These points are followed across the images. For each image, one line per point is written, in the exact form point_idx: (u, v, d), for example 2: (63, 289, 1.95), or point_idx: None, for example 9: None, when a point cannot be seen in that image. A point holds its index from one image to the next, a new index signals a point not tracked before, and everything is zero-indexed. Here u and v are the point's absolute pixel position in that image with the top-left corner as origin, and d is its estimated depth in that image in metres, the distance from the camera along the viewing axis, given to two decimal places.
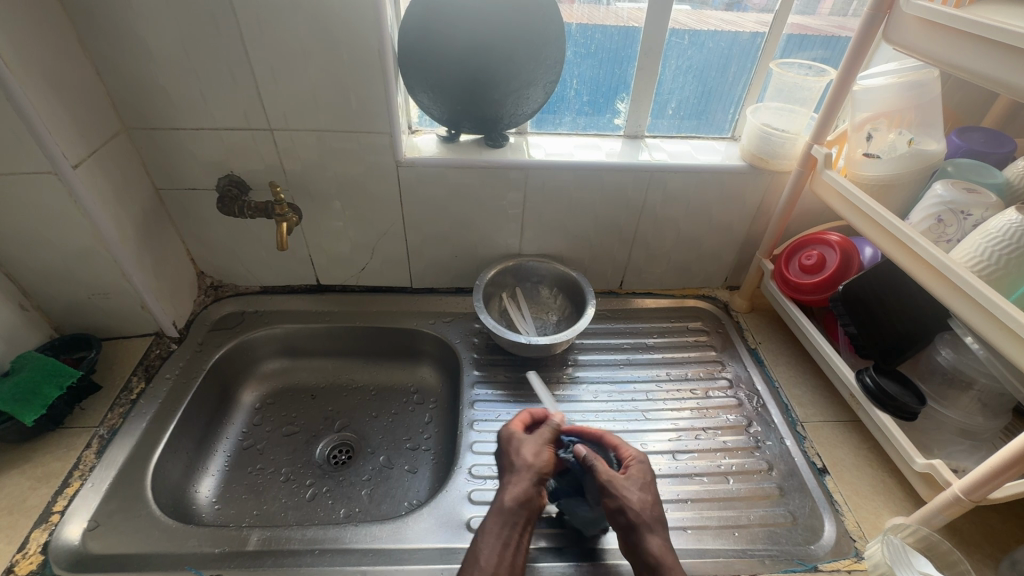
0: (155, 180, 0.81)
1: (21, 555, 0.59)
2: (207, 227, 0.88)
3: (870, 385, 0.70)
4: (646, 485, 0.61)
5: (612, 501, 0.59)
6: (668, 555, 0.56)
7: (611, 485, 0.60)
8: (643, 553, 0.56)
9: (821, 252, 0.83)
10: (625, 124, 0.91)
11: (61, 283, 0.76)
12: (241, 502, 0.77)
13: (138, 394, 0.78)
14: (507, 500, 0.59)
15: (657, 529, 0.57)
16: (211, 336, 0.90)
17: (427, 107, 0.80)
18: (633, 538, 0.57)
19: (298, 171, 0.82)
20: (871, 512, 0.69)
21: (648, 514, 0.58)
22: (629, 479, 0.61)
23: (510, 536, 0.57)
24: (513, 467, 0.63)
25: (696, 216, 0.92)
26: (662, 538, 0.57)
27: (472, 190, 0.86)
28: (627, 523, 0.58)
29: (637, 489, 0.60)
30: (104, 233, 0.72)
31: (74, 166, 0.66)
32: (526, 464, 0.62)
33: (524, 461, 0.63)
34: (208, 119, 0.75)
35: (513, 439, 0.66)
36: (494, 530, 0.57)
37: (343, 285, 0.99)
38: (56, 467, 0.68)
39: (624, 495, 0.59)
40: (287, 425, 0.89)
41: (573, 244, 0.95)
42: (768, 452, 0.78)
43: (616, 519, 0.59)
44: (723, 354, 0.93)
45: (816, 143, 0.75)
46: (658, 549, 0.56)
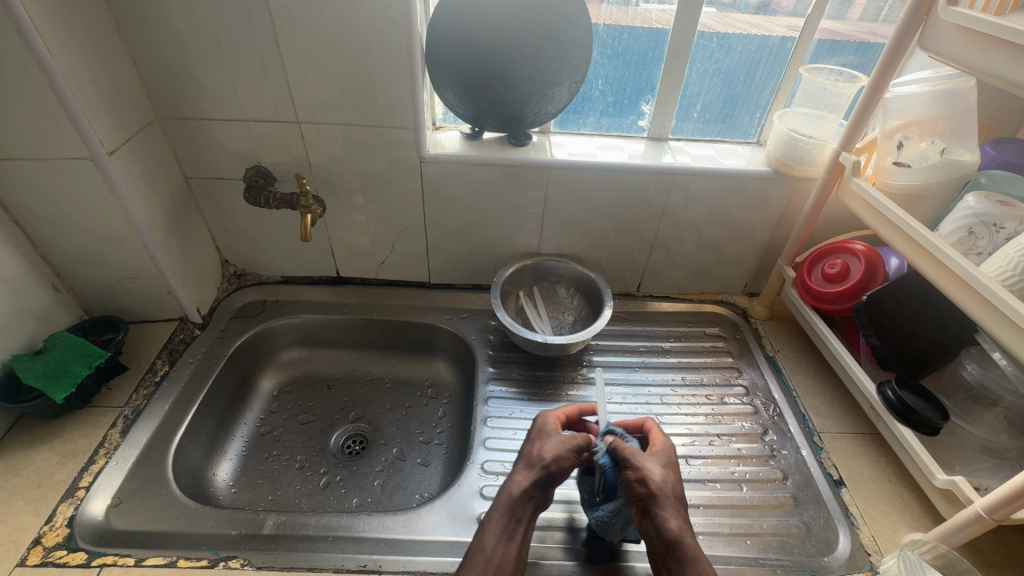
0: (185, 168, 0.83)
1: (48, 527, 0.61)
2: (232, 217, 0.89)
3: (892, 398, 0.69)
4: (670, 464, 0.60)
5: (632, 471, 0.59)
6: (685, 533, 0.55)
7: (633, 458, 0.59)
8: (661, 523, 0.55)
9: (845, 261, 0.82)
10: (649, 125, 0.90)
11: (93, 266, 0.78)
12: (257, 486, 0.79)
13: (162, 377, 0.80)
14: (514, 491, 0.60)
15: (678, 506, 0.56)
16: (233, 323, 0.92)
17: (452, 104, 0.81)
18: (650, 508, 0.56)
19: (323, 164, 0.83)
20: (887, 526, 0.68)
21: (670, 489, 0.57)
22: (651, 456, 0.60)
23: (513, 528, 0.58)
24: (527, 456, 0.63)
25: (718, 220, 0.91)
26: (680, 515, 0.56)
27: (493, 187, 0.86)
28: (646, 492, 0.57)
29: (661, 466, 0.59)
30: (135, 219, 0.74)
31: (109, 152, 0.68)
32: (540, 457, 0.62)
33: (539, 453, 0.62)
34: (238, 111, 0.77)
35: (541, 429, 0.65)
36: (498, 521, 0.58)
37: (362, 277, 1.00)
38: (82, 444, 0.70)
39: (645, 468, 0.59)
40: (304, 413, 0.90)
41: (592, 245, 0.95)
42: (783, 461, 0.77)
43: (635, 488, 0.58)
44: (740, 361, 0.93)
45: (845, 150, 0.74)
46: (677, 524, 0.55)
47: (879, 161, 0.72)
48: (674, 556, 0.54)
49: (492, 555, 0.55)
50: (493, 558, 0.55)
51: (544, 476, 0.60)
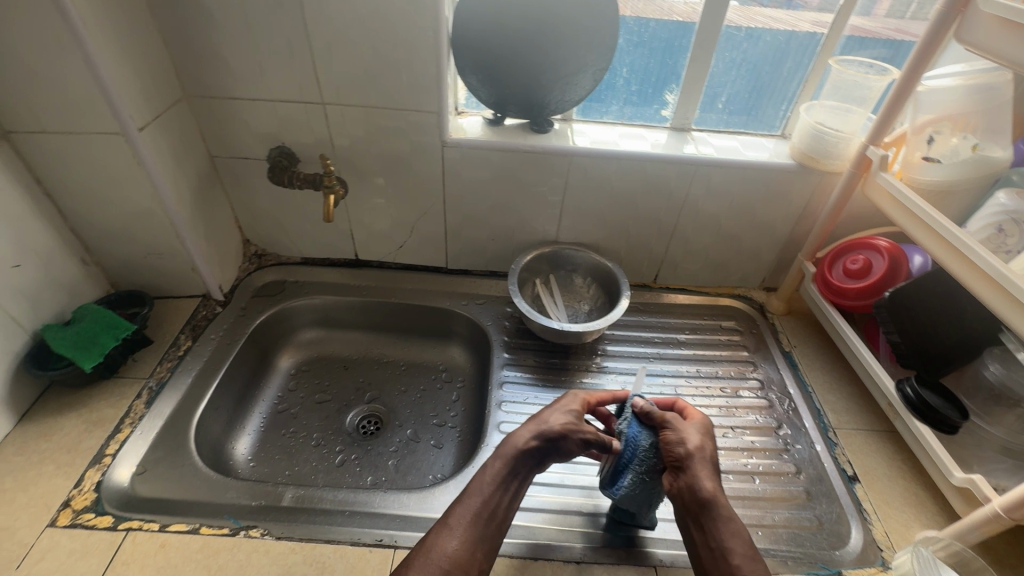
0: (210, 147, 0.84)
1: (77, 491, 0.63)
2: (255, 196, 0.91)
3: (911, 396, 0.68)
4: (707, 432, 0.61)
5: (672, 434, 0.60)
6: (720, 495, 0.56)
7: (674, 423, 0.61)
8: (696, 484, 0.56)
9: (867, 257, 0.81)
10: (672, 115, 0.90)
11: (120, 241, 0.80)
12: (275, 461, 0.80)
13: (185, 351, 0.82)
14: (519, 447, 0.61)
15: (713, 469, 0.58)
16: (253, 301, 0.93)
17: (476, 89, 0.81)
18: (686, 469, 0.58)
19: (346, 146, 0.84)
20: (901, 523, 0.68)
21: (707, 455, 0.58)
22: (689, 424, 0.61)
23: (511, 480, 0.60)
24: (539, 420, 0.63)
25: (738, 213, 0.91)
26: (715, 479, 0.57)
27: (513, 174, 0.86)
28: (683, 454, 0.58)
29: (698, 433, 0.61)
30: (162, 195, 0.75)
31: (139, 128, 0.69)
32: (550, 426, 0.62)
33: (550, 423, 0.63)
34: (264, 91, 0.77)
35: (559, 403, 0.66)
36: (498, 469, 0.60)
37: (380, 261, 1.01)
38: (108, 413, 0.72)
39: (685, 433, 0.60)
40: (320, 392, 0.92)
41: (611, 235, 0.95)
42: (797, 455, 0.77)
43: (673, 450, 0.59)
44: (756, 355, 0.92)
45: (873, 144, 0.73)
46: (712, 485, 0.56)
47: (908, 155, 0.71)
48: (708, 514, 0.56)
49: (488, 500, 0.57)
50: (488, 503, 0.57)
51: (548, 445, 0.61)
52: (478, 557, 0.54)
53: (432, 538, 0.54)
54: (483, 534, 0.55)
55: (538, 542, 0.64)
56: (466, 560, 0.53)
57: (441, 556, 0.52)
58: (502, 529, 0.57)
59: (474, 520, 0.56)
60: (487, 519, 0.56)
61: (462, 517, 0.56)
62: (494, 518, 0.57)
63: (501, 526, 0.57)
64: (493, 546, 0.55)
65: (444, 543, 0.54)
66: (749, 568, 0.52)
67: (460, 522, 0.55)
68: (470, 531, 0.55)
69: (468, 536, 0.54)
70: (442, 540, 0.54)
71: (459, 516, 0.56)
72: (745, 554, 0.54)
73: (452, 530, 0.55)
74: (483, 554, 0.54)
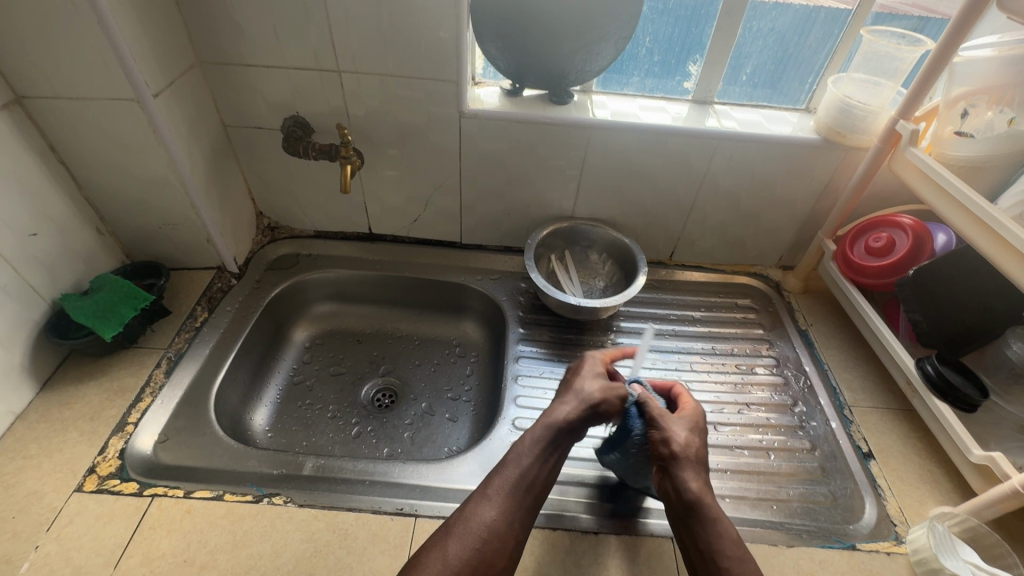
0: (224, 116, 0.82)
1: (102, 458, 0.64)
2: (268, 167, 0.89)
3: (931, 373, 0.68)
4: (696, 428, 0.60)
5: (657, 432, 0.59)
6: (706, 494, 0.55)
7: (659, 419, 0.59)
8: (681, 485, 0.55)
9: (891, 235, 0.80)
10: (694, 88, 0.87)
11: (135, 211, 0.79)
12: (292, 432, 0.81)
13: (202, 323, 0.82)
14: (558, 419, 0.61)
15: (700, 468, 0.56)
16: (268, 274, 0.93)
17: (494, 57, 0.79)
18: (670, 469, 0.57)
19: (362, 116, 0.82)
20: (915, 499, 0.69)
21: (692, 453, 0.57)
22: (676, 420, 0.60)
23: (550, 450, 0.59)
24: (575, 389, 0.64)
25: (759, 190, 0.89)
26: (702, 476, 0.56)
27: (531, 145, 0.85)
28: (669, 453, 0.57)
29: (686, 429, 0.59)
30: (177, 164, 0.74)
31: (154, 94, 0.68)
32: (583, 394, 0.62)
33: (588, 391, 0.63)
34: (279, 58, 0.76)
35: (585, 367, 0.67)
36: (538, 440, 0.59)
37: (393, 235, 1.01)
38: (129, 382, 0.72)
39: (671, 430, 0.59)
40: (335, 365, 0.92)
41: (628, 210, 0.94)
42: (812, 432, 0.77)
43: (658, 449, 0.58)
44: (771, 333, 0.92)
45: (903, 118, 0.71)
46: (698, 486, 0.55)
47: (939, 130, 0.70)
48: (694, 516, 0.54)
49: (527, 470, 0.57)
50: (527, 474, 0.57)
51: (589, 412, 0.61)
52: (516, 527, 0.54)
53: (471, 507, 0.55)
54: (522, 505, 0.55)
55: (553, 512, 0.64)
56: (504, 529, 0.53)
57: (480, 526, 0.53)
58: (540, 500, 0.57)
59: (512, 491, 0.56)
60: (526, 490, 0.56)
61: (500, 488, 0.56)
62: (532, 488, 0.57)
63: (540, 496, 0.57)
64: (530, 516, 0.56)
65: (482, 513, 0.54)
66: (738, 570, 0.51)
67: (499, 493, 0.56)
68: (509, 501, 0.55)
69: (507, 507, 0.55)
70: (481, 510, 0.54)
71: (498, 487, 0.56)
72: (733, 555, 0.52)
73: (490, 501, 0.55)
74: (521, 524, 0.55)
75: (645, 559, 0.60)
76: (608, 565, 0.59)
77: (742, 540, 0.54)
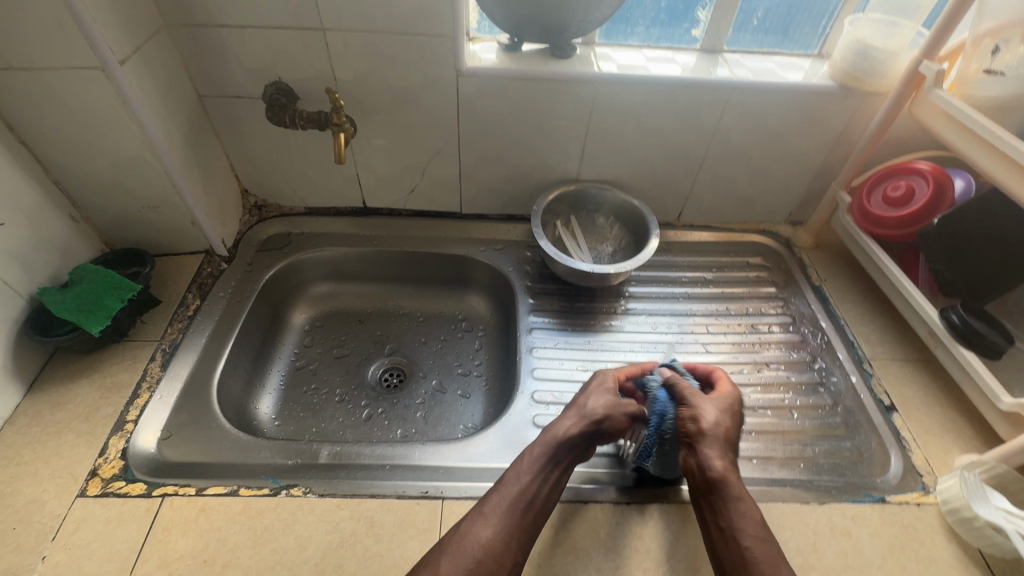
0: (198, 85, 0.75)
1: (103, 460, 0.60)
2: (251, 141, 0.83)
3: (957, 323, 0.67)
4: (730, 410, 0.61)
5: (688, 410, 0.60)
6: (730, 473, 0.56)
7: (691, 398, 0.61)
8: (706, 462, 0.56)
9: (910, 183, 0.78)
10: (703, 36, 0.83)
11: (112, 195, 0.73)
12: (300, 419, 0.78)
13: (195, 311, 0.77)
14: (560, 434, 0.59)
15: (726, 449, 0.57)
16: (259, 256, 0.87)
17: (491, 9, 0.73)
18: (696, 447, 0.58)
19: (350, 80, 0.76)
20: (940, 449, 0.69)
21: (720, 433, 0.58)
22: (709, 401, 0.61)
23: (551, 470, 0.57)
24: (579, 406, 0.62)
25: (771, 143, 0.86)
26: (725, 457, 0.57)
27: (533, 105, 0.79)
28: (696, 431, 0.58)
29: (718, 409, 0.60)
30: (154, 139, 0.68)
31: (121, 62, 0.61)
32: (590, 408, 0.61)
33: (591, 407, 0.62)
34: (255, 16, 0.69)
35: (598, 383, 0.65)
36: (537, 459, 0.57)
37: (389, 208, 0.95)
38: (123, 378, 0.68)
39: (701, 410, 0.60)
40: (338, 347, 0.88)
41: (635, 170, 0.90)
42: (833, 388, 0.76)
43: (687, 426, 0.59)
44: (784, 291, 0.90)
45: (926, 58, 0.68)
46: (722, 464, 0.56)
47: (965, 68, 0.68)
48: (717, 494, 0.55)
49: (526, 489, 0.55)
50: (526, 492, 0.55)
51: (594, 429, 0.60)
52: (513, 548, 0.52)
53: (466, 525, 0.53)
54: (520, 525, 0.53)
55: (582, 484, 0.62)
56: (500, 549, 0.51)
57: (474, 545, 0.51)
58: (541, 520, 0.55)
59: (510, 509, 0.53)
60: (524, 509, 0.54)
61: (497, 506, 0.54)
62: (531, 508, 0.54)
63: (540, 516, 0.55)
64: (529, 537, 0.53)
65: (477, 531, 0.52)
66: (760, 550, 0.51)
67: (495, 511, 0.53)
68: (506, 520, 0.53)
69: (504, 526, 0.52)
70: (475, 528, 0.52)
71: (494, 504, 0.54)
72: (756, 535, 0.52)
73: (486, 519, 0.53)
74: (519, 545, 0.52)
75: (680, 526, 0.59)
76: (643, 535, 0.58)
77: (765, 521, 0.54)
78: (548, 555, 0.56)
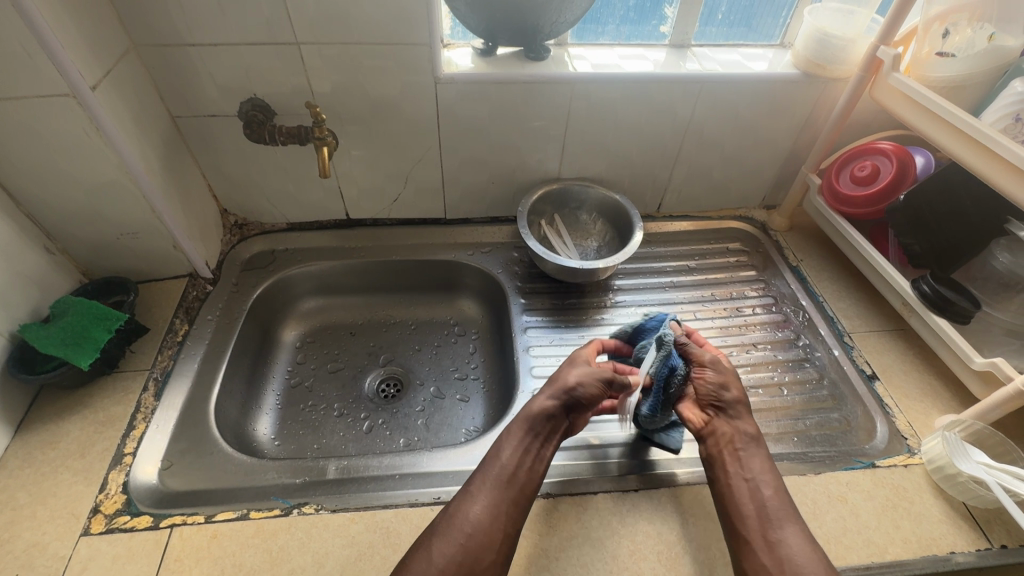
0: (171, 106, 0.74)
1: (104, 496, 0.59)
2: (229, 159, 0.82)
3: (927, 292, 0.71)
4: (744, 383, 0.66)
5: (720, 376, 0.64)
6: (758, 436, 0.60)
7: (722, 366, 0.64)
8: (742, 424, 0.61)
9: (875, 162, 0.82)
10: (671, 31, 0.85)
11: (88, 224, 0.71)
12: (300, 437, 0.77)
13: (184, 336, 0.76)
14: (535, 407, 0.60)
15: (751, 414, 0.62)
16: (245, 276, 0.86)
17: (464, 15, 0.73)
18: (731, 409, 0.61)
19: (328, 92, 0.75)
20: (921, 412, 0.72)
21: (748, 401, 0.63)
22: (733, 373, 0.65)
23: (533, 443, 0.58)
24: (553, 381, 0.63)
25: (743, 131, 0.89)
26: (753, 422, 0.61)
27: (512, 107, 0.80)
28: (733, 398, 0.62)
29: (741, 381, 0.65)
30: (130, 164, 0.66)
31: (92, 88, 0.60)
32: (567, 383, 0.61)
33: (566, 379, 0.62)
34: (227, 34, 0.68)
35: (578, 358, 0.65)
36: (518, 434, 0.58)
37: (373, 218, 0.95)
38: (117, 411, 0.66)
39: (732, 379, 0.64)
40: (332, 362, 0.87)
41: (615, 166, 0.92)
42: (818, 363, 0.80)
43: (721, 389, 0.62)
44: (764, 273, 0.94)
45: (883, 44, 0.72)
46: (754, 428, 0.61)
47: (918, 51, 0.71)
48: (747, 450, 0.59)
49: (509, 464, 0.56)
50: (509, 466, 0.56)
51: (568, 400, 0.60)
52: (503, 520, 0.52)
53: (455, 505, 0.54)
54: (507, 498, 0.54)
55: (590, 476, 0.64)
56: (489, 523, 0.52)
57: (463, 521, 0.52)
58: (528, 491, 0.55)
59: (495, 484, 0.54)
60: (509, 483, 0.55)
61: (483, 483, 0.55)
62: (517, 482, 0.55)
63: (527, 488, 0.55)
64: (519, 509, 0.54)
65: (466, 508, 0.53)
66: (777, 500, 0.55)
67: (482, 488, 0.54)
68: (493, 496, 0.53)
69: (491, 502, 0.53)
70: (464, 506, 0.53)
71: (480, 482, 0.55)
72: (776, 487, 0.57)
73: (474, 497, 0.54)
74: (508, 518, 0.53)
75: (687, 506, 0.61)
76: (653, 519, 0.60)
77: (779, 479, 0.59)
78: (563, 548, 0.57)
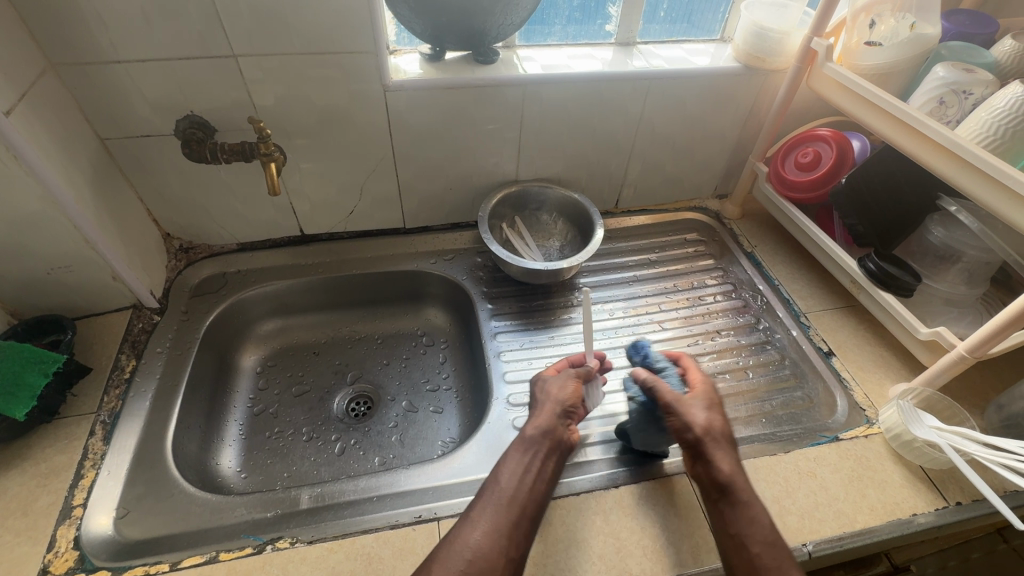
0: (98, 127, 0.69)
1: (54, 555, 0.54)
2: (168, 181, 0.77)
3: (874, 269, 0.75)
4: (714, 407, 0.60)
5: (677, 418, 0.59)
6: (736, 473, 0.55)
7: (679, 407, 0.59)
8: (712, 468, 0.56)
9: (816, 148, 0.86)
10: (616, 30, 0.86)
11: (12, 260, 0.65)
12: (268, 467, 0.74)
13: (132, 372, 0.71)
14: (529, 429, 0.59)
15: (728, 447, 0.57)
16: (194, 302, 0.82)
17: (409, 21, 0.71)
18: (701, 455, 0.57)
19: (272, 106, 0.72)
20: (876, 383, 0.76)
21: (716, 433, 0.57)
22: (695, 402, 0.60)
23: (531, 463, 0.56)
24: (540, 400, 0.63)
25: (692, 125, 0.91)
26: (729, 457, 0.56)
27: (465, 112, 0.79)
28: (695, 439, 0.57)
29: (705, 409, 0.59)
30: (56, 194, 0.61)
31: (6, 113, 0.55)
32: (552, 399, 0.62)
33: (549, 395, 0.63)
34: (157, 49, 0.64)
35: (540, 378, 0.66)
36: (514, 457, 0.57)
37: (329, 232, 0.92)
38: (61, 461, 0.61)
39: (692, 415, 0.58)
40: (297, 384, 0.84)
41: (571, 165, 0.92)
42: (778, 344, 0.83)
43: (681, 435, 0.58)
44: (722, 261, 0.97)
45: (817, 36, 0.75)
46: (729, 466, 0.56)
47: (848, 41, 0.75)
48: (725, 499, 0.55)
49: (507, 486, 0.54)
50: (508, 489, 0.54)
51: (562, 413, 0.61)
52: (505, 545, 0.50)
53: (454, 533, 0.51)
54: (507, 521, 0.52)
55: (573, 477, 0.64)
56: (491, 547, 0.49)
57: (465, 548, 0.49)
58: (530, 513, 0.53)
59: (495, 508, 0.52)
60: (509, 505, 0.53)
61: (483, 508, 0.53)
62: (517, 505, 0.53)
63: (528, 509, 0.53)
64: (519, 531, 0.52)
65: (466, 534, 0.50)
66: (768, 556, 0.51)
67: (481, 512, 0.52)
68: (493, 519, 0.51)
69: (492, 525, 0.51)
70: (463, 532, 0.51)
71: (480, 507, 0.53)
72: (764, 539, 0.52)
73: (473, 522, 0.51)
74: (510, 541, 0.50)
75: (669, 497, 0.62)
76: (636, 514, 0.60)
77: (774, 525, 0.53)
78: (551, 553, 0.56)
